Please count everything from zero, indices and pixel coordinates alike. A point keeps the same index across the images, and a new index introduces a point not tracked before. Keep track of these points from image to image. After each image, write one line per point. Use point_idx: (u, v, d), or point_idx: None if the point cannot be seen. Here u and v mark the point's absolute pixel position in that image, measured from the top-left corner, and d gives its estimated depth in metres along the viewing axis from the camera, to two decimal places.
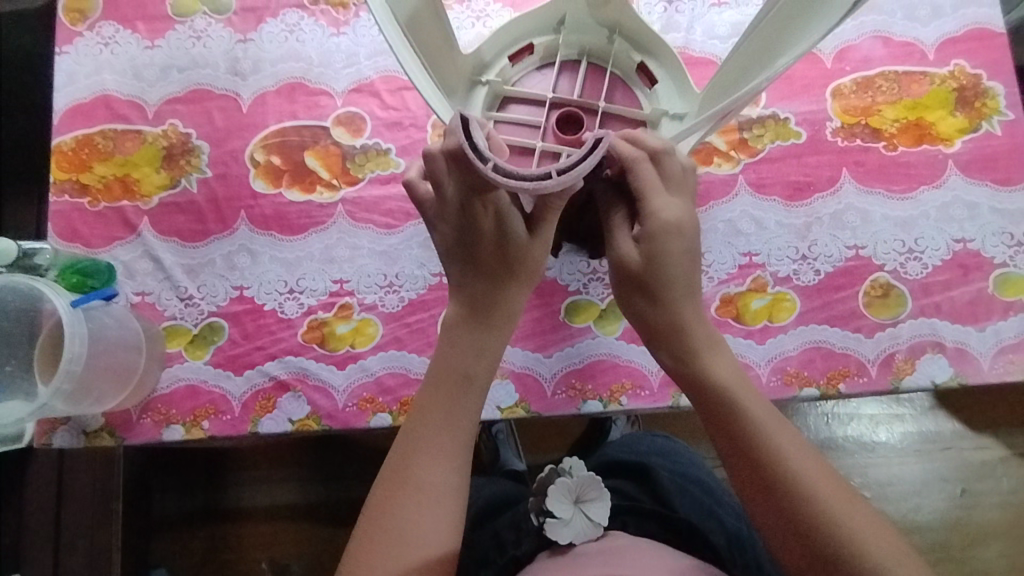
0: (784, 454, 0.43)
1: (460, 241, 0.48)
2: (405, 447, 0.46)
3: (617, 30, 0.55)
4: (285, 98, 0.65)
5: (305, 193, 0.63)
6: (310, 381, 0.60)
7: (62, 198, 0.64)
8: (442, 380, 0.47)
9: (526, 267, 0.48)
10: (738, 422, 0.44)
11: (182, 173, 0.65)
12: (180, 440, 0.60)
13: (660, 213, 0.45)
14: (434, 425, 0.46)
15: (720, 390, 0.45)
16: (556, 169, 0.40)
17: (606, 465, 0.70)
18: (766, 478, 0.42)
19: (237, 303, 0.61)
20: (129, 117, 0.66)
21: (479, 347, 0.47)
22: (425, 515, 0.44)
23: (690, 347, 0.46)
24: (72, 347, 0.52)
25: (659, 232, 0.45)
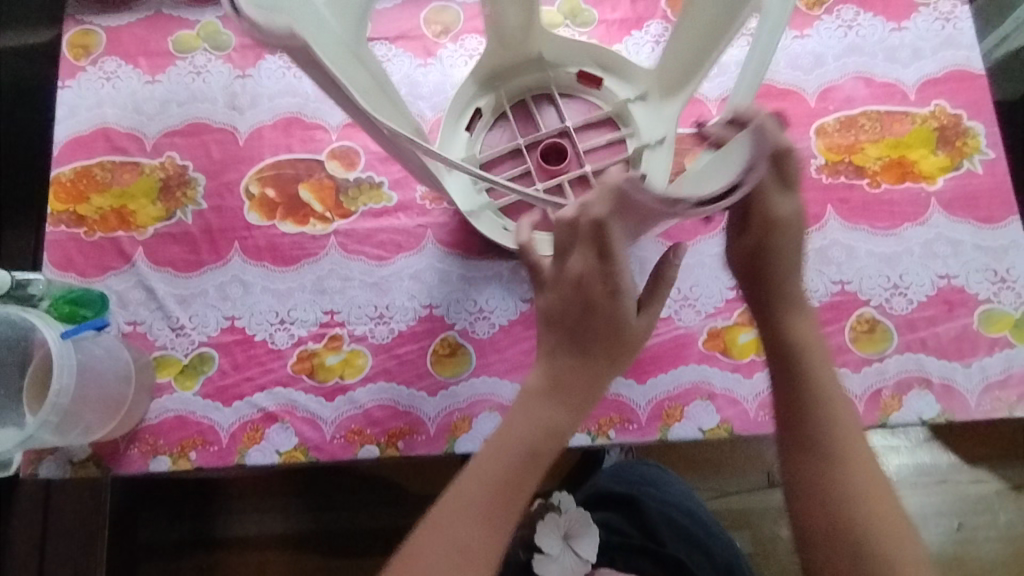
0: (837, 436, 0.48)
1: (570, 311, 0.48)
2: (471, 469, 0.47)
3: (543, 57, 0.60)
4: (281, 132, 0.67)
5: (299, 225, 0.64)
6: (298, 413, 0.60)
7: (59, 228, 0.65)
8: (542, 442, 0.47)
9: (624, 347, 0.48)
10: (816, 416, 0.49)
11: (178, 205, 0.66)
12: (167, 471, 0.59)
13: (777, 207, 0.49)
14: (504, 476, 0.46)
15: (817, 379, 0.49)
16: (694, 198, 0.41)
17: (593, 495, 0.69)
18: (808, 453, 0.48)
19: (228, 333, 0.62)
20: (128, 149, 0.67)
21: (592, 381, 0.48)
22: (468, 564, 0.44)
23: (806, 345, 0.50)
24: (59, 379, 0.53)
25: (772, 225, 0.49)
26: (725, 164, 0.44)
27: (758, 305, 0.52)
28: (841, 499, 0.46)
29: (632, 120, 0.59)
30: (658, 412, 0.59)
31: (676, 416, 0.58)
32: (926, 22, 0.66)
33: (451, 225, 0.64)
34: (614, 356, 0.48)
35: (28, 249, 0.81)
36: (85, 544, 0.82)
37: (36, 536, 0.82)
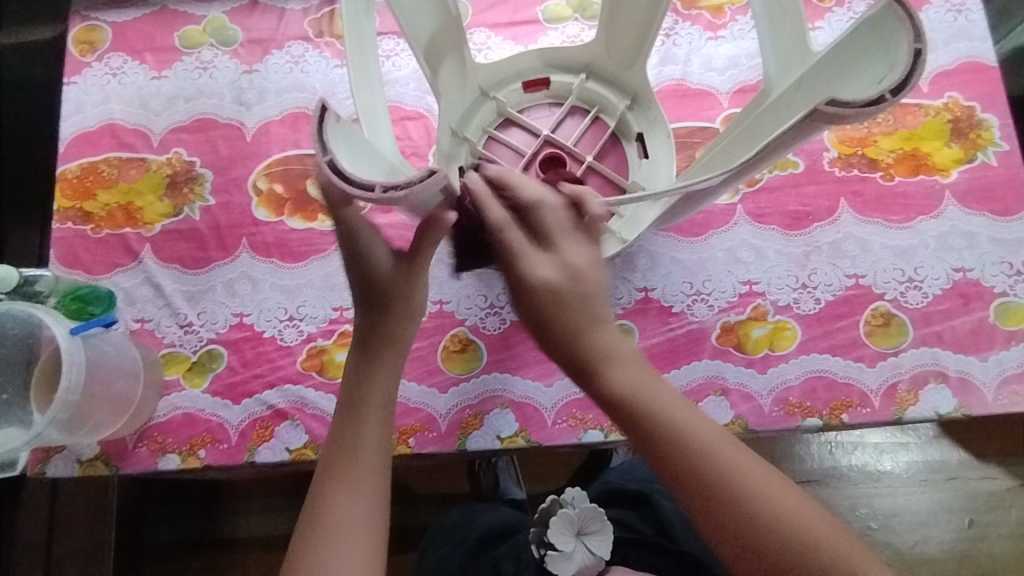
0: (720, 464, 0.40)
1: (364, 275, 0.46)
2: (348, 413, 0.45)
3: (486, 90, 0.62)
4: (289, 127, 0.66)
5: (307, 221, 0.64)
6: (309, 410, 0.59)
7: (65, 225, 0.64)
8: (336, 459, 0.44)
9: (400, 296, 0.47)
10: (711, 483, 0.39)
11: (186, 201, 0.65)
12: (176, 470, 0.59)
13: (534, 271, 0.43)
14: (375, 400, 0.45)
15: (694, 445, 0.40)
16: (887, 91, 0.37)
17: (607, 494, 0.70)
18: (707, 491, 0.39)
19: (236, 330, 0.61)
20: (134, 145, 0.66)
21: (363, 398, 0.45)
22: (375, 501, 0.43)
23: (593, 367, 0.43)
24: (69, 375, 0.52)
25: (536, 287, 0.43)
26: (894, 43, 0.38)
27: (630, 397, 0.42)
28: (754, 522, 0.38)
29: (599, 95, 0.62)
30: None
31: None
32: (938, 14, 0.66)
33: None
34: (392, 277, 0.47)
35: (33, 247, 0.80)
36: (94, 544, 0.81)
37: (44, 536, 0.81)
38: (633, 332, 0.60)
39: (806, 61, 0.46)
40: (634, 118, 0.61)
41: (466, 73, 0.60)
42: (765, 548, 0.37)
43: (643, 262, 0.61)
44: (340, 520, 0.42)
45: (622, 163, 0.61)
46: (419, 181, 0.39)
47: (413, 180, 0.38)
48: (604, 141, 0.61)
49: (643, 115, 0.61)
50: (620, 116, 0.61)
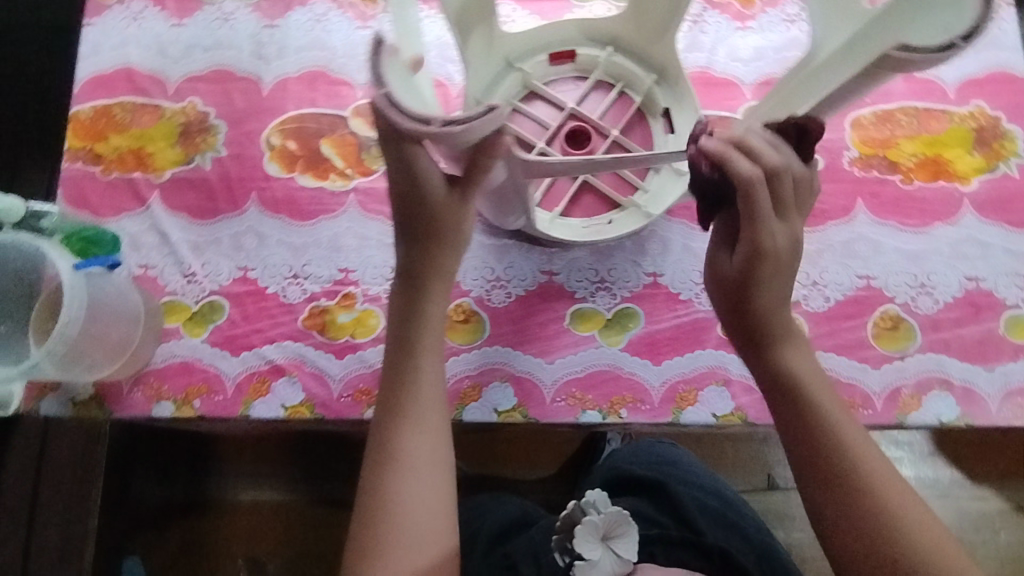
0: (852, 442, 0.45)
1: (405, 206, 0.48)
2: (405, 352, 0.48)
3: (510, 62, 0.62)
4: (306, 85, 0.65)
5: (318, 180, 0.63)
6: (306, 368, 0.59)
7: (75, 165, 0.63)
8: (396, 391, 0.48)
9: (451, 228, 0.49)
10: (827, 433, 0.46)
11: (198, 150, 0.64)
12: (169, 418, 0.58)
13: (775, 235, 0.47)
14: (433, 340, 0.49)
15: (811, 399, 0.47)
16: (958, 38, 0.39)
17: (619, 478, 0.70)
18: (842, 466, 0.45)
19: (239, 284, 0.61)
20: (150, 91, 0.65)
21: (421, 330, 0.49)
22: (435, 435, 0.47)
23: (771, 340, 0.49)
24: (68, 311, 0.52)
25: (761, 253, 0.47)
26: None
27: (750, 336, 0.49)
28: (870, 502, 0.43)
29: (624, 70, 0.62)
30: (672, 394, 0.58)
31: (690, 399, 0.57)
32: None
33: None
34: (449, 202, 0.48)
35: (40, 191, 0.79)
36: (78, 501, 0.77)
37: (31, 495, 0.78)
38: (638, 316, 0.59)
39: (854, 16, 0.44)
40: (661, 93, 0.62)
41: (492, 43, 0.59)
42: (851, 496, 0.44)
43: (654, 247, 0.61)
44: (409, 455, 0.46)
45: (648, 139, 0.62)
46: (478, 118, 0.40)
47: (471, 116, 0.40)
48: (630, 116, 0.62)
49: (670, 91, 0.61)
50: (647, 91, 0.62)
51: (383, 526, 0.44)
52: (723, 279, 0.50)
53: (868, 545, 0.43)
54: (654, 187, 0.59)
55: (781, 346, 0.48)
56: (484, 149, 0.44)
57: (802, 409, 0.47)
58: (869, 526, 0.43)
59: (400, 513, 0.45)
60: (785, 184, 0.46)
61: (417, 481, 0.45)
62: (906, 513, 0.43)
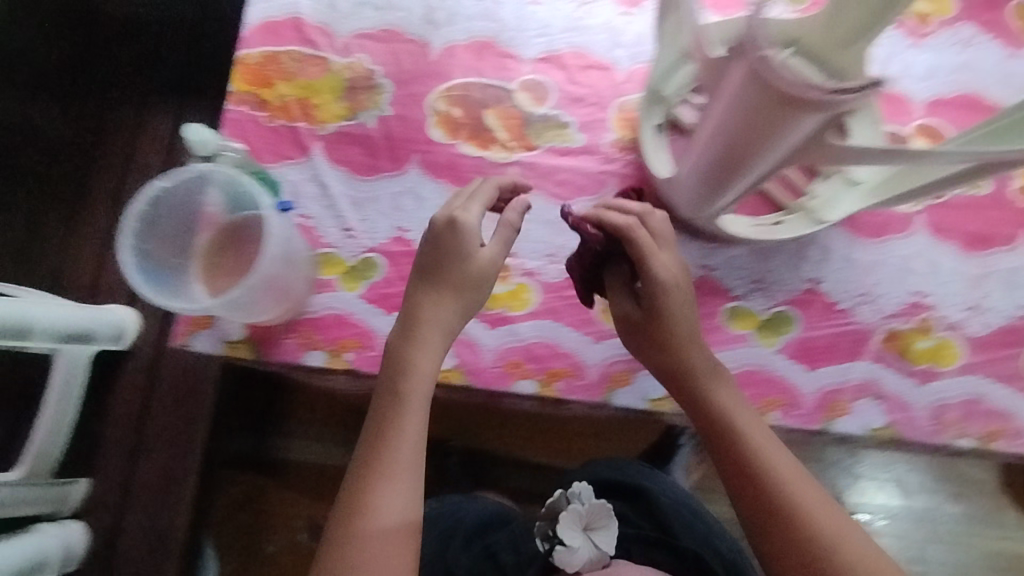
0: (801, 505, 0.47)
1: (433, 257, 0.52)
2: (393, 399, 0.50)
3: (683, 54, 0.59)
4: (474, 54, 0.65)
5: (481, 149, 0.63)
6: (459, 334, 0.59)
7: (240, 108, 0.63)
8: (378, 421, 0.50)
9: (465, 281, 0.52)
10: (755, 463, 0.49)
11: (363, 107, 0.64)
12: (320, 368, 0.58)
13: (658, 269, 0.50)
14: (419, 383, 0.50)
15: (745, 440, 0.50)
16: None
17: (602, 484, 0.68)
18: (790, 537, 0.46)
19: (397, 244, 0.61)
20: (317, 43, 0.65)
21: (403, 364, 0.50)
22: (411, 488, 0.48)
23: (701, 381, 0.52)
24: (273, 247, 0.54)
25: (657, 285, 0.50)
26: None
27: (671, 376, 0.53)
28: (815, 546, 0.45)
29: None
30: (824, 402, 0.57)
31: (842, 409, 0.57)
32: None
33: (634, 177, 0.62)
34: (485, 263, 0.52)
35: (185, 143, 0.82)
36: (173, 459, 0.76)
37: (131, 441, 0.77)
38: (794, 320, 0.59)
39: None
40: None
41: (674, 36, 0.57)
42: (799, 534, 0.46)
43: (815, 254, 0.60)
44: (381, 509, 0.46)
45: None
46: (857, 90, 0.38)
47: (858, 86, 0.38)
48: None
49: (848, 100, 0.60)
50: None
51: (353, 552, 0.45)
52: (634, 320, 0.53)
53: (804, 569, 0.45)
54: (826, 194, 0.56)
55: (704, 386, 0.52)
56: (816, 138, 0.44)
57: (733, 450, 0.50)
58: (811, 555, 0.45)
59: (366, 539, 0.45)
60: (661, 220, 0.52)
61: (383, 526, 0.46)
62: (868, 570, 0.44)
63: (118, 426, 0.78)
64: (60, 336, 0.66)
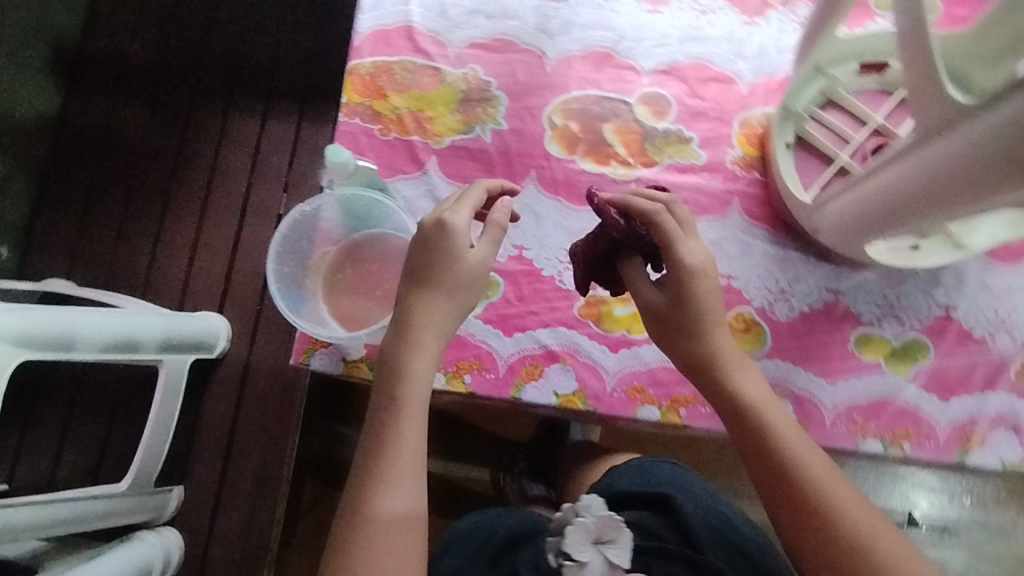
0: (833, 504, 0.42)
1: (425, 254, 0.46)
2: (392, 408, 0.45)
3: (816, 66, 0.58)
4: (591, 66, 0.63)
5: (599, 165, 0.61)
6: (580, 357, 0.58)
7: (353, 120, 0.62)
8: (380, 440, 0.44)
9: (457, 279, 0.46)
10: (794, 474, 0.43)
11: (478, 120, 0.62)
12: (438, 389, 0.57)
13: (686, 256, 0.45)
14: (419, 393, 0.45)
15: (770, 435, 0.45)
16: None
17: (618, 497, 0.56)
18: (819, 546, 0.41)
19: (515, 262, 0.60)
20: (430, 53, 0.63)
21: (404, 371, 0.45)
22: (412, 497, 0.43)
23: (720, 369, 0.46)
24: None
25: (689, 273, 0.45)
26: None
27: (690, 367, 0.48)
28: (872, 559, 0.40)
29: None
30: (957, 434, 0.56)
31: (977, 441, 0.56)
32: None
33: (758, 197, 0.60)
34: (478, 264, 0.46)
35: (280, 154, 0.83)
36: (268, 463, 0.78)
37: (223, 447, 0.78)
38: (927, 349, 0.57)
39: None
40: None
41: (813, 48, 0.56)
42: (847, 549, 0.41)
43: (949, 279, 0.58)
44: (384, 522, 0.42)
45: None
46: None
47: None
48: None
49: None
50: None
51: None
52: (655, 314, 0.47)
53: None
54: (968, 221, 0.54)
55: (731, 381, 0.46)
56: None
57: (763, 452, 0.44)
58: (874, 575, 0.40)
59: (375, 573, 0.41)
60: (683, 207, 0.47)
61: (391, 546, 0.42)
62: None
63: (209, 433, 0.78)
64: (128, 352, 0.63)
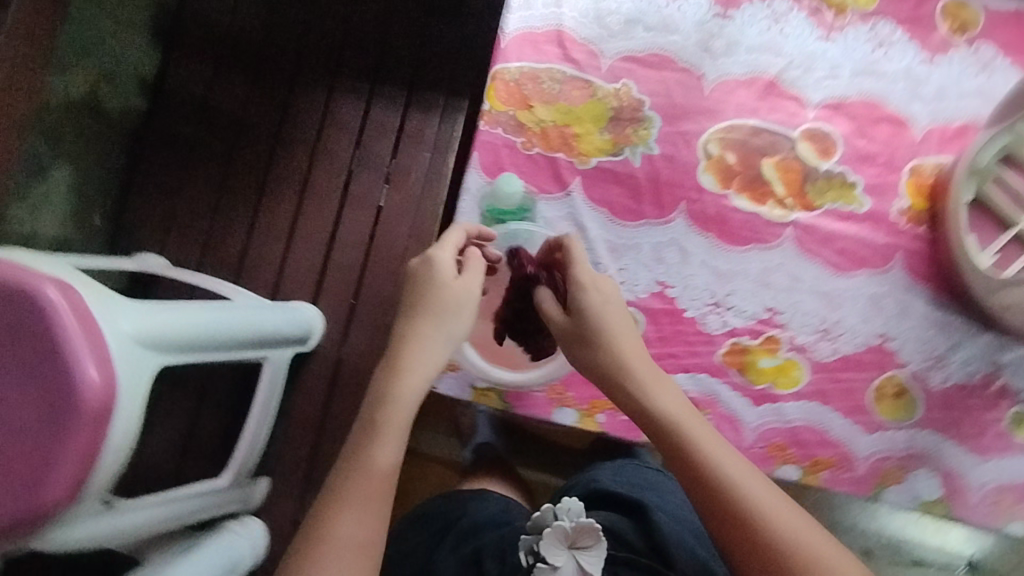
0: (777, 521, 0.36)
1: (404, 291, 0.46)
2: (367, 432, 0.41)
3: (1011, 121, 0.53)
4: (753, 93, 0.58)
5: (754, 203, 0.57)
6: (720, 408, 0.55)
7: (495, 130, 0.58)
8: (345, 464, 0.40)
9: (426, 297, 0.44)
10: (721, 489, 0.37)
11: (628, 142, 0.58)
12: (568, 425, 0.56)
13: (581, 279, 0.46)
14: (395, 407, 0.41)
15: (688, 441, 0.39)
16: None
17: (594, 494, 0.55)
18: None
19: (657, 300, 0.57)
20: (581, 63, 0.59)
21: (382, 395, 0.42)
22: (378, 512, 0.39)
23: (629, 381, 0.43)
24: None
25: (586, 292, 0.46)
26: None
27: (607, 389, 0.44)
28: None
29: None
30: None
31: None
32: None
33: (922, 254, 0.57)
34: (460, 291, 0.45)
35: (384, 141, 0.79)
36: None
37: (311, 442, 0.77)
38: None
39: None
40: None
41: None
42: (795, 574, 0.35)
43: None
44: (342, 539, 0.37)
45: None
46: None
47: None
48: None
49: None
50: None
51: None
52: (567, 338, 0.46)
53: None
54: None
55: (647, 391, 0.42)
56: None
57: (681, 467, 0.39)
58: None
59: None
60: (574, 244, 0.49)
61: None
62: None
63: (297, 426, 0.77)
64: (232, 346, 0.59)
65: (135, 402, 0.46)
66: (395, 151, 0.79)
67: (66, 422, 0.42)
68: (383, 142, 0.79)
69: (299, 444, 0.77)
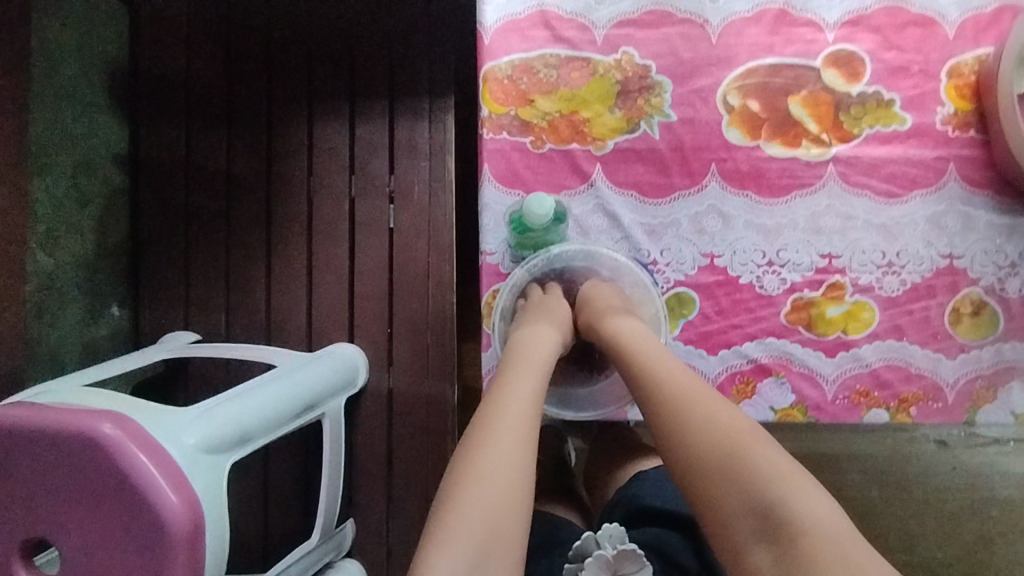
0: (665, 382, 0.39)
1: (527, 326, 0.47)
2: (498, 404, 0.40)
3: None
4: (764, 28, 0.53)
5: (789, 148, 0.53)
6: (795, 368, 0.54)
7: (500, 135, 0.54)
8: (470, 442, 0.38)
9: (548, 331, 0.47)
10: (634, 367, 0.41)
11: (642, 114, 0.54)
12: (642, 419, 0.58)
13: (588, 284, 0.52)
14: (518, 398, 0.40)
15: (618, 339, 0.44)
16: None
17: (641, 510, 0.50)
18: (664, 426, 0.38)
19: (708, 273, 0.54)
20: (573, 40, 0.54)
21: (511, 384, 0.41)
22: (511, 490, 0.35)
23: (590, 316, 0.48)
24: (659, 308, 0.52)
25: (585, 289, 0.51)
26: None
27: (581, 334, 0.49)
28: (697, 425, 0.36)
29: None
30: None
31: None
32: None
33: (977, 159, 0.53)
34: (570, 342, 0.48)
35: (377, 159, 0.74)
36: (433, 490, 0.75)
37: (383, 480, 0.75)
38: None
39: None
40: None
41: None
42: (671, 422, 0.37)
43: None
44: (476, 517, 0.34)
45: None
46: None
47: None
48: None
49: None
50: None
51: None
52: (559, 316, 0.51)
53: (713, 470, 0.35)
54: None
55: (597, 316, 0.47)
56: None
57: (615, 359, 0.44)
58: (694, 441, 0.36)
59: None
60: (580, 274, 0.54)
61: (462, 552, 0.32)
62: (791, 505, 0.32)
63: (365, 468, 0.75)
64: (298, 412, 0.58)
65: (219, 511, 0.45)
66: (390, 166, 0.74)
67: (162, 552, 0.42)
68: (377, 160, 0.74)
69: (371, 485, 0.75)
